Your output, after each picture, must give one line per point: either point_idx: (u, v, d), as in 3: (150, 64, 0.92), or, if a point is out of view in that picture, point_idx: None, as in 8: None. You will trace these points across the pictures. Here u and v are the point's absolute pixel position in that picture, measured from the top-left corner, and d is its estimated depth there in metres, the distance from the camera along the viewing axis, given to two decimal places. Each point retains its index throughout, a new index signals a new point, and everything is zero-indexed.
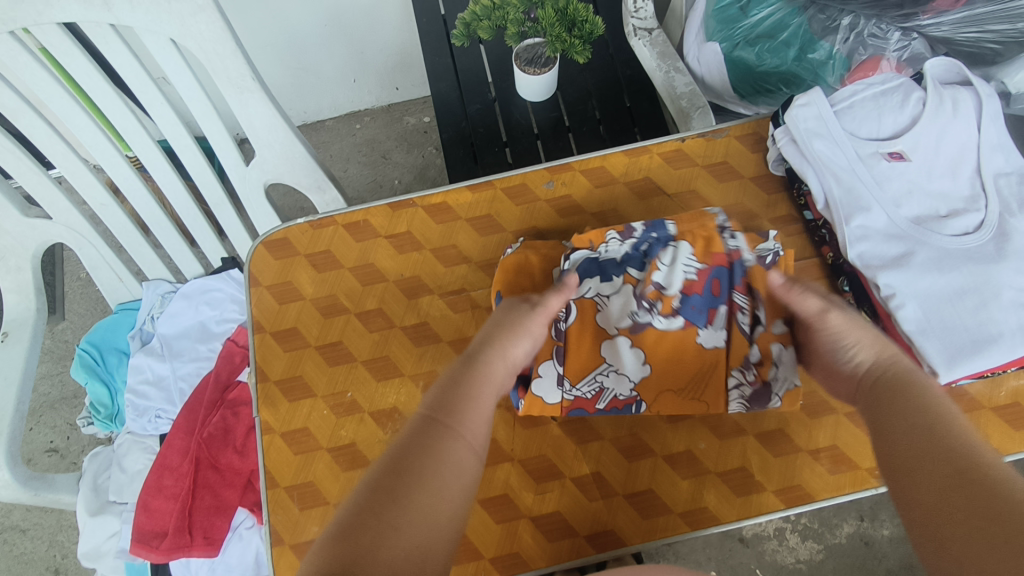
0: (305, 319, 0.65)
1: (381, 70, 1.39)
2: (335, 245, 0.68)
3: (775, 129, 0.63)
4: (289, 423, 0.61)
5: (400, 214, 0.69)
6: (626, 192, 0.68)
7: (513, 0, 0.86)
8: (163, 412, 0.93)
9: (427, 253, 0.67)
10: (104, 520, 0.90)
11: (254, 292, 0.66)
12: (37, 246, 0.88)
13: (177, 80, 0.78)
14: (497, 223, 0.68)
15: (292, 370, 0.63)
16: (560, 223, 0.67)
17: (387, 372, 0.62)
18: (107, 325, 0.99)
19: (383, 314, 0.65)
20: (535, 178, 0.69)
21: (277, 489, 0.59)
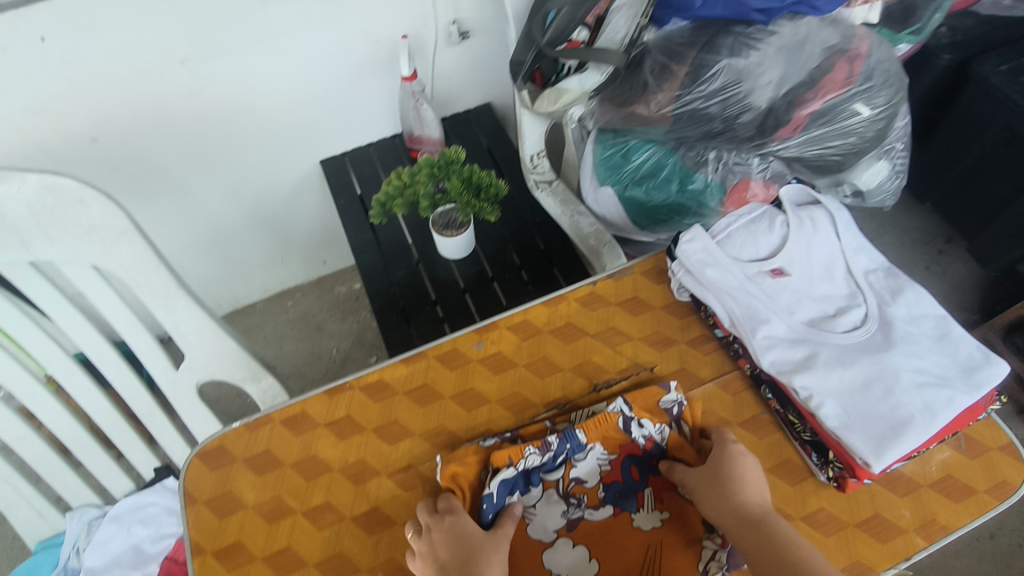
0: (248, 528, 0.62)
1: (307, 250, 1.46)
2: (274, 444, 0.66)
3: (671, 262, 0.69)
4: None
5: (337, 398, 0.69)
6: (553, 340, 0.72)
7: (421, 178, 0.94)
8: None
9: (369, 435, 0.66)
10: None
11: (190, 511, 0.63)
12: None
13: (99, 302, 0.79)
14: (435, 391, 0.69)
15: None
16: (496, 379, 0.69)
17: (343, 571, 0.59)
18: (26, 570, 0.89)
19: (332, 507, 0.62)
20: (465, 341, 0.72)
21: None
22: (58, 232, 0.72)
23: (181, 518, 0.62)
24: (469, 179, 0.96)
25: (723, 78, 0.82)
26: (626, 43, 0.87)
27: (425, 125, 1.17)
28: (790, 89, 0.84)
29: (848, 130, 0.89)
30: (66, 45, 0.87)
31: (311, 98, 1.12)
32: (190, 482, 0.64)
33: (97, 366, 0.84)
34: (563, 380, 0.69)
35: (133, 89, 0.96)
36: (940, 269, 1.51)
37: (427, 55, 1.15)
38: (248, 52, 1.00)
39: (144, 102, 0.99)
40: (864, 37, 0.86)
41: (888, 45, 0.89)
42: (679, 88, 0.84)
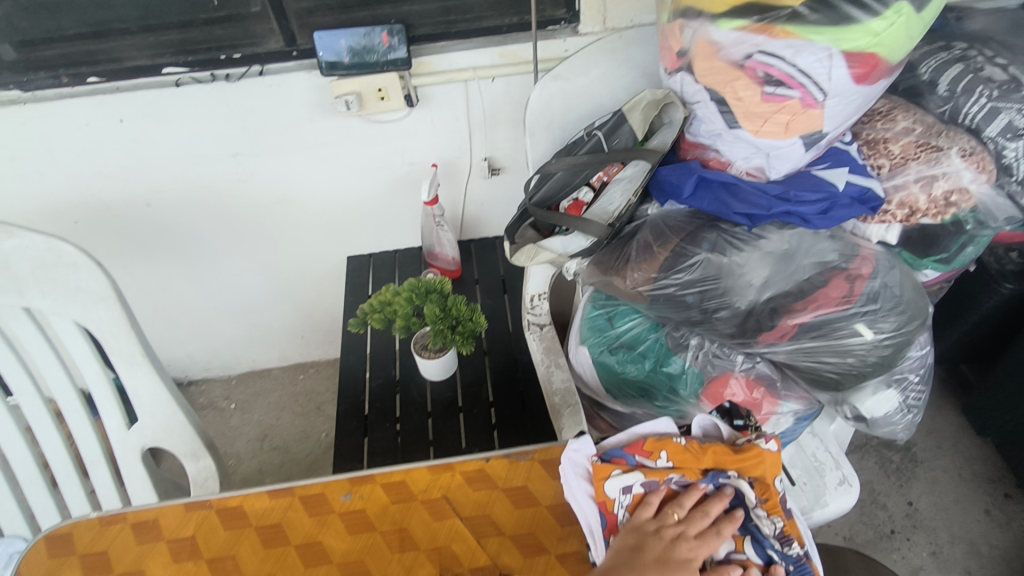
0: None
1: (328, 331, 1.52)
2: (115, 546, 0.64)
3: (569, 461, 0.65)
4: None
5: (190, 513, 0.65)
6: (421, 511, 0.65)
7: (400, 299, 0.97)
8: None
9: (202, 563, 0.62)
10: None
11: None
12: None
13: (75, 352, 0.86)
14: (283, 535, 0.64)
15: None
16: (346, 540, 0.63)
17: None
18: None
19: None
20: (335, 487, 0.67)
21: None
22: (49, 288, 0.81)
23: None
24: (449, 309, 0.98)
25: (701, 270, 0.80)
26: (618, 216, 0.87)
27: (444, 244, 1.21)
28: (774, 296, 0.79)
29: (845, 350, 0.80)
30: (138, 129, 1.01)
31: (347, 202, 1.21)
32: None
33: (63, 411, 0.90)
34: (411, 562, 0.62)
35: (189, 171, 1.09)
36: (1002, 517, 1.28)
37: (460, 183, 1.21)
38: (293, 155, 1.10)
39: (194, 182, 1.11)
40: (869, 258, 0.80)
41: (903, 267, 0.82)
42: (656, 272, 0.83)
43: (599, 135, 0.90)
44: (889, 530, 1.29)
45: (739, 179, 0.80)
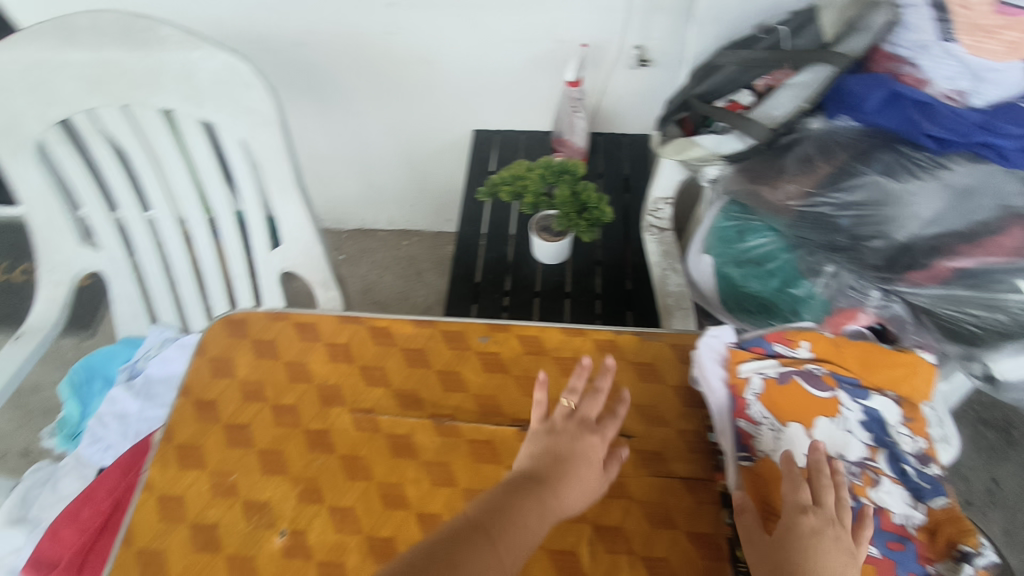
0: (210, 437, 0.60)
1: (437, 204, 1.57)
2: (280, 338, 0.66)
3: (706, 346, 0.64)
4: (150, 540, 0.54)
5: (346, 325, 0.67)
6: (552, 366, 0.64)
7: (533, 176, 0.97)
8: (114, 446, 0.95)
9: (355, 368, 0.64)
10: (14, 531, 0.89)
11: (194, 360, 0.64)
12: (78, 269, 1.02)
13: (238, 170, 0.93)
14: (426, 359, 0.64)
15: (181, 485, 0.57)
16: (481, 376, 0.63)
17: (239, 496, 0.56)
18: (108, 352, 1.06)
19: (294, 412, 0.61)
20: (474, 328, 0.67)
21: (130, 548, 0.54)
22: (225, 104, 0.87)
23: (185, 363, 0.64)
24: (579, 195, 0.98)
25: (865, 192, 0.76)
26: (782, 123, 0.82)
27: (575, 132, 1.19)
28: (939, 234, 0.74)
29: (1000, 305, 0.75)
30: None
31: (486, 72, 1.20)
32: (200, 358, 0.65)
33: (219, 223, 0.99)
34: (541, 408, 0.61)
35: (344, 14, 1.10)
36: None
37: (602, 70, 1.17)
38: (446, 13, 1.09)
39: (347, 27, 1.12)
40: None
41: None
42: (813, 185, 0.80)
43: (783, 32, 0.85)
44: (965, 500, 1.26)
45: (935, 100, 0.73)
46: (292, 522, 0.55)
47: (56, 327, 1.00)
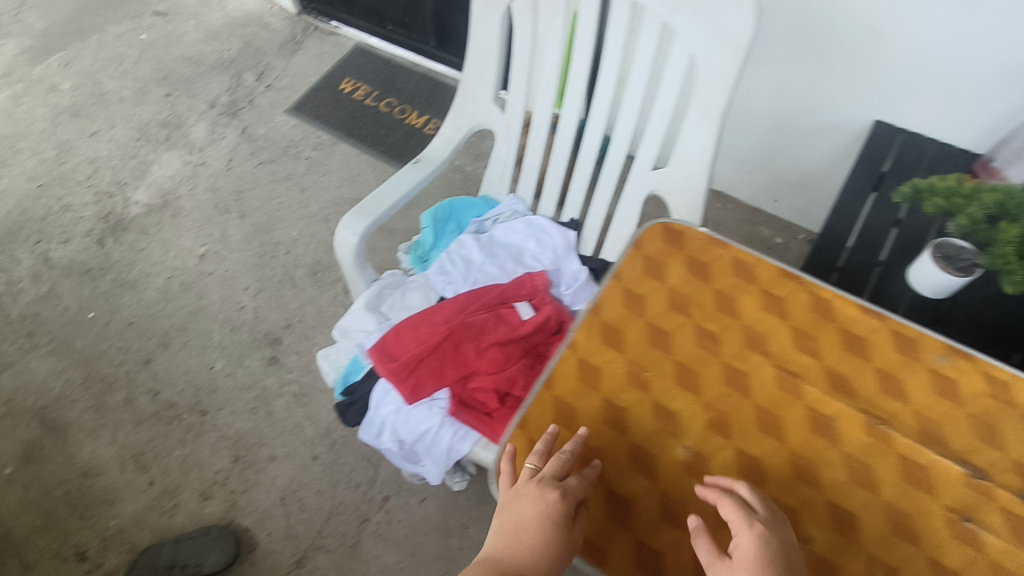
0: (633, 327, 0.62)
1: (777, 178, 1.45)
2: (716, 264, 0.65)
3: None
4: (565, 395, 0.59)
5: (785, 282, 0.63)
6: (1017, 424, 0.55)
7: (983, 197, 0.78)
8: (454, 284, 1.08)
9: (787, 326, 0.61)
10: (368, 316, 1.04)
11: (631, 251, 0.66)
12: (479, 123, 1.12)
13: (666, 83, 0.93)
14: (866, 351, 0.59)
15: (601, 357, 0.60)
16: (928, 397, 0.56)
17: (652, 393, 0.58)
18: (467, 201, 1.18)
19: (717, 341, 0.60)
20: (928, 343, 0.59)
21: (550, 391, 0.59)
22: (698, 17, 0.85)
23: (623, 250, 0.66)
24: None
25: None
26: None
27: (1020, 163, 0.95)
28: None
29: None
30: None
31: (942, 62, 1.03)
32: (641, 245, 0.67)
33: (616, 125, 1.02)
34: (993, 463, 0.53)
35: None
36: None
37: None
38: None
39: None
40: None
41: None
42: None
43: None
44: None
45: None
46: (698, 442, 0.56)
47: (446, 165, 1.12)
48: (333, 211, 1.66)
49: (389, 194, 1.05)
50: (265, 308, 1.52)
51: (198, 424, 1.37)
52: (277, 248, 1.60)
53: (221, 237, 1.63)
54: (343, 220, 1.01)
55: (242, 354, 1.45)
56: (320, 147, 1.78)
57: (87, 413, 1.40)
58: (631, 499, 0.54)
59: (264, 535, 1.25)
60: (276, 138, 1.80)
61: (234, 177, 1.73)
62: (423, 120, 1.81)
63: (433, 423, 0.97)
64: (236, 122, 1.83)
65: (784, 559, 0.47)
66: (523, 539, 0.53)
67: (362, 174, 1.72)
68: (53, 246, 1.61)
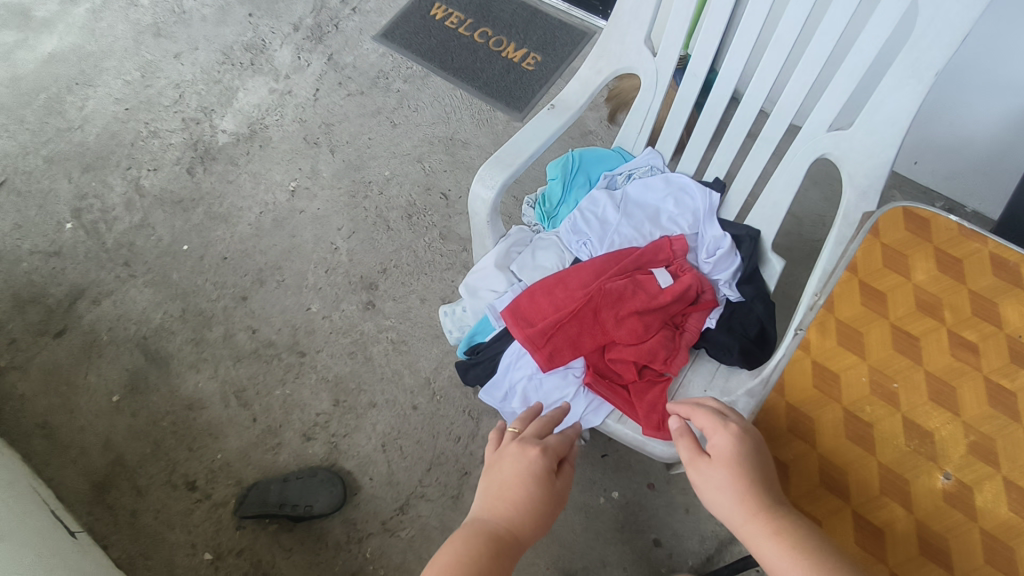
0: (875, 329, 0.64)
1: (925, 139, 1.34)
2: (968, 263, 0.67)
3: None
4: (803, 400, 0.62)
5: None
6: None
7: None
8: (588, 245, 1.02)
9: None
10: (498, 276, 0.99)
11: (869, 241, 0.69)
12: (623, 66, 1.01)
13: (868, 32, 0.83)
14: None
15: (842, 362, 0.63)
16: None
17: (903, 402, 0.60)
18: (599, 154, 1.10)
19: (973, 351, 0.62)
20: None
21: (786, 396, 0.62)
22: None
23: (861, 240, 0.69)
24: None
25: None
26: None
27: None
28: None
29: None
30: None
31: None
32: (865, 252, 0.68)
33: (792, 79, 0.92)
34: None
35: None
36: None
37: None
38: None
39: None
40: None
41: None
42: None
43: None
44: None
45: None
46: (956, 467, 0.57)
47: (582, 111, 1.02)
48: (427, 150, 1.57)
49: (527, 145, 0.97)
50: (360, 250, 1.48)
51: (297, 365, 1.37)
52: (369, 188, 1.54)
53: (312, 172, 1.57)
54: (479, 173, 0.96)
55: (338, 296, 1.43)
56: (411, 79, 1.66)
57: (188, 345, 1.41)
58: (890, 513, 0.56)
59: (366, 479, 1.25)
60: (364, 67, 1.69)
61: (322, 108, 1.64)
62: (521, 54, 1.66)
63: (568, 393, 0.94)
64: (322, 47, 1.73)
65: (754, 451, 0.59)
66: (507, 495, 0.67)
67: (456, 112, 1.61)
68: (144, 172, 1.58)
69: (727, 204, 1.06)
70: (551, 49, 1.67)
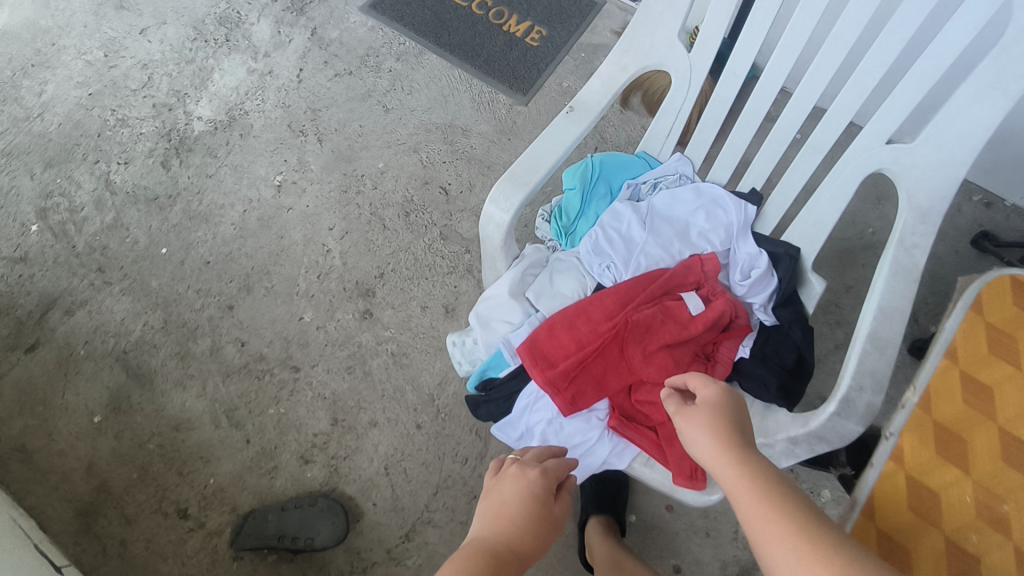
0: (979, 435, 0.63)
1: None
2: None
3: None
4: (901, 526, 0.62)
5: None
6: None
7: None
8: (612, 267, 0.91)
9: None
10: (513, 305, 0.89)
11: (970, 323, 0.70)
12: (653, 63, 0.89)
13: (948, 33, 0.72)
14: None
15: (940, 473, 0.63)
16: None
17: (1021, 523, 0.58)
18: (621, 160, 0.98)
19: None
20: None
21: (880, 517, 0.64)
22: None
23: (964, 326, 0.70)
24: None
25: None
26: None
27: None
28: None
29: None
30: None
31: None
32: (958, 345, 0.69)
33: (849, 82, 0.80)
34: None
35: None
36: None
37: None
38: None
39: None
40: None
41: None
42: None
43: None
44: None
45: None
46: None
47: (606, 113, 0.90)
48: (424, 139, 1.43)
49: (544, 157, 0.86)
50: (355, 252, 1.36)
51: (292, 381, 1.28)
52: (362, 182, 1.41)
53: (299, 165, 1.44)
54: (492, 192, 0.85)
55: (333, 305, 1.33)
56: (404, 57, 1.50)
57: (172, 360, 1.31)
58: None
59: (369, 504, 1.18)
60: (352, 42, 1.53)
61: (307, 91, 1.49)
62: (524, 27, 1.50)
63: (591, 437, 0.85)
64: (304, 20, 1.56)
65: (735, 412, 0.61)
66: (507, 509, 0.62)
67: (454, 94, 1.46)
68: (114, 167, 1.44)
69: (764, 215, 0.95)
70: (558, 21, 1.50)
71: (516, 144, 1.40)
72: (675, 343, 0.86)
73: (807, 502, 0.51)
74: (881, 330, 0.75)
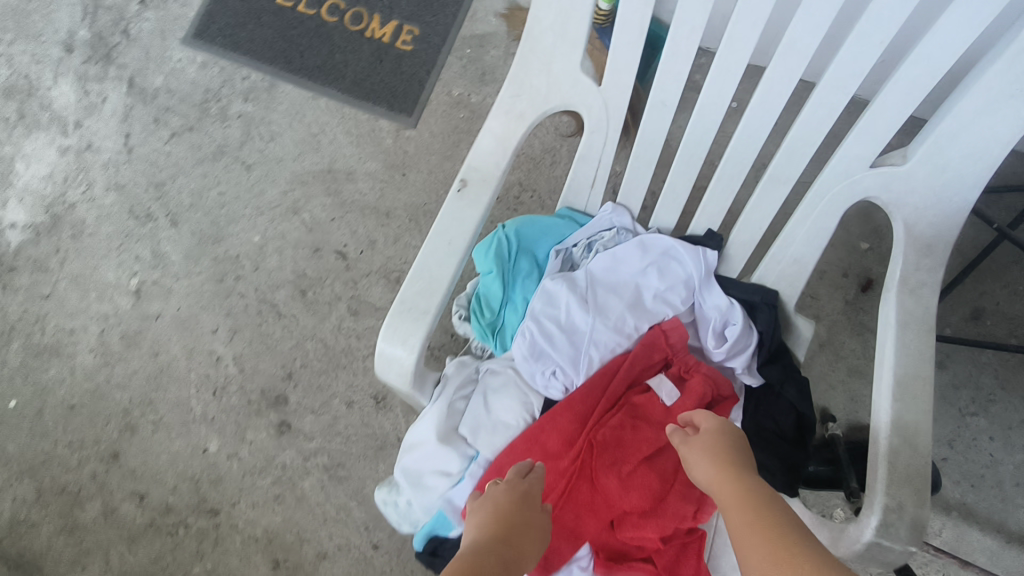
0: None
1: None
2: None
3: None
4: None
5: None
6: None
7: None
8: (560, 373, 0.71)
9: None
10: (448, 454, 0.69)
11: None
12: (558, 105, 0.70)
13: (939, 34, 0.56)
14: None
15: None
16: None
17: None
18: (540, 224, 0.78)
19: None
20: None
21: None
22: None
23: None
24: None
25: None
26: None
27: None
28: None
29: None
30: None
31: None
32: None
33: (816, 94, 0.62)
34: None
35: None
36: None
37: None
38: None
39: None
40: None
41: None
42: None
43: None
44: None
45: None
46: None
47: (506, 178, 0.69)
48: (301, 195, 1.17)
49: (440, 260, 0.65)
50: (252, 353, 1.13)
51: (213, 529, 1.05)
52: (239, 265, 1.15)
53: (155, 259, 1.16)
54: (383, 331, 0.62)
55: (242, 426, 1.10)
56: (253, 95, 1.22)
57: (60, 538, 1.06)
58: None
59: None
60: (183, 88, 1.22)
61: (141, 163, 1.19)
62: (390, 29, 1.22)
63: None
64: (115, 70, 1.24)
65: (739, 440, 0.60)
66: (503, 524, 0.55)
67: (326, 131, 1.19)
68: None
69: (727, 258, 0.77)
70: (430, 14, 1.23)
71: (413, 180, 1.16)
72: (652, 449, 0.69)
73: (795, 520, 0.49)
74: (904, 414, 0.60)
